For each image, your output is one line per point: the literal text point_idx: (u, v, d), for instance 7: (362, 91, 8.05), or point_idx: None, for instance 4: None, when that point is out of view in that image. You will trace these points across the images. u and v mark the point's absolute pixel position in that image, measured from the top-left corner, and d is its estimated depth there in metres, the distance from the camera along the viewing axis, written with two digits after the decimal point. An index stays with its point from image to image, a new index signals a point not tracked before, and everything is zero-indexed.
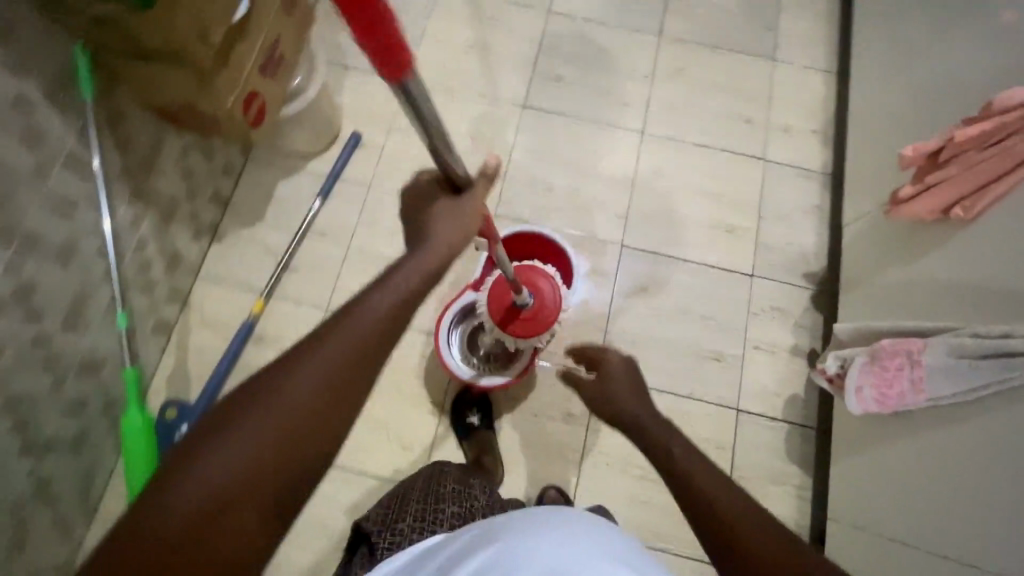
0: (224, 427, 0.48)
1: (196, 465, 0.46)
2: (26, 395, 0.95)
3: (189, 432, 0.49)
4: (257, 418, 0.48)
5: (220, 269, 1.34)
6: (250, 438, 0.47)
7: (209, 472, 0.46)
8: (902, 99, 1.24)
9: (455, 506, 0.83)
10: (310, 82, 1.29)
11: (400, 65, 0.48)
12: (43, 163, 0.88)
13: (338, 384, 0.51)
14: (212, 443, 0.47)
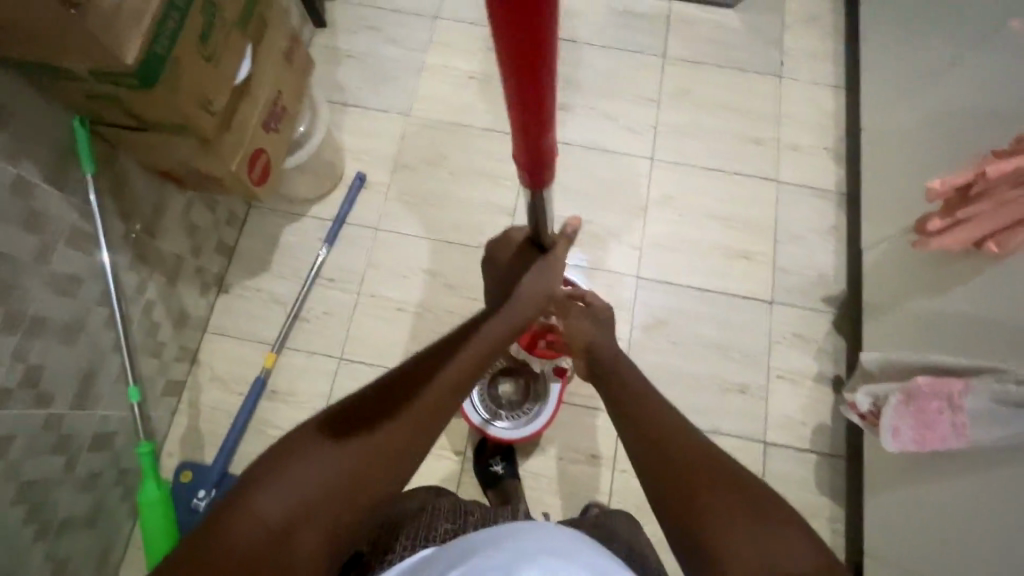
0: (298, 455, 0.55)
1: (286, 478, 0.53)
2: (38, 480, 0.91)
3: (277, 448, 0.56)
4: (327, 454, 0.55)
5: (229, 322, 1.31)
6: (315, 473, 0.54)
7: (297, 486, 0.53)
8: (914, 116, 1.21)
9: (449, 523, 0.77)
10: (313, 128, 1.25)
11: (542, 177, 0.57)
12: (46, 243, 0.85)
13: (403, 439, 0.58)
14: (281, 473, 0.54)
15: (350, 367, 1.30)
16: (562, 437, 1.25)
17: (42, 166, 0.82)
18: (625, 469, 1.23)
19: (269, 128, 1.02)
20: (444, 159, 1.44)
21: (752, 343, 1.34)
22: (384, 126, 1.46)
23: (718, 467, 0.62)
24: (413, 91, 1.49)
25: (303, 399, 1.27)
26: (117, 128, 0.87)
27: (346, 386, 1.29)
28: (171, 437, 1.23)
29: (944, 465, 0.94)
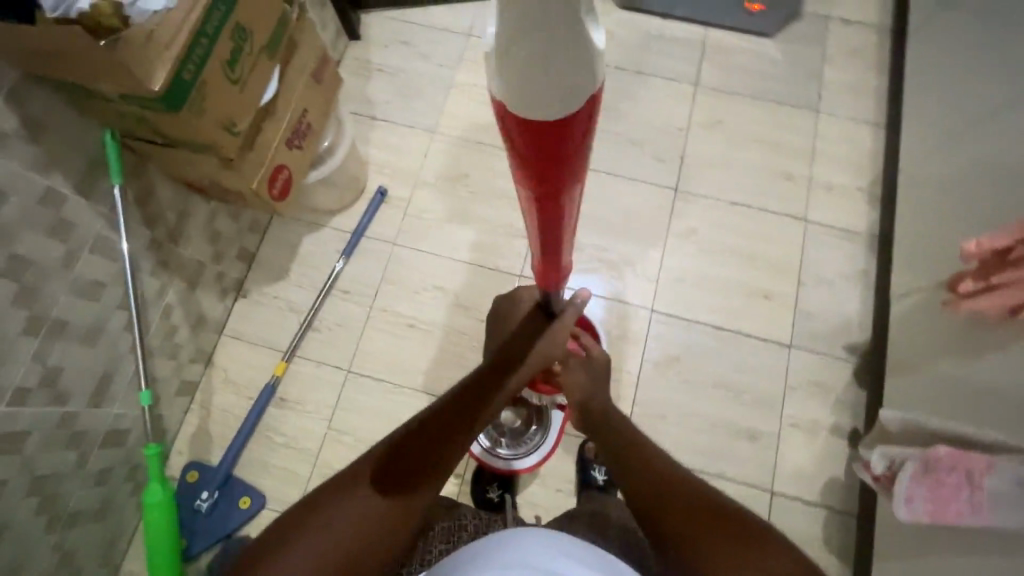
0: (334, 503, 0.62)
1: (326, 521, 0.61)
2: (50, 475, 0.95)
3: (315, 494, 0.64)
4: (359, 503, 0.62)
5: (245, 327, 1.34)
6: (350, 520, 0.62)
7: (335, 531, 0.61)
8: (954, 166, 1.15)
9: (445, 544, 0.82)
10: (337, 143, 1.26)
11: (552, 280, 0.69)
12: (72, 250, 0.88)
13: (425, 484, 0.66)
14: (320, 521, 0.61)
15: (357, 380, 1.31)
16: (562, 470, 1.23)
17: (72, 178, 0.86)
18: None
19: (292, 145, 1.04)
20: (465, 178, 1.45)
21: (766, 388, 1.30)
22: (408, 142, 1.47)
23: (693, 489, 0.67)
24: (440, 107, 1.50)
25: (310, 408, 1.29)
26: (145, 143, 0.91)
27: (352, 398, 1.30)
28: (181, 437, 1.26)
29: (959, 542, 0.89)
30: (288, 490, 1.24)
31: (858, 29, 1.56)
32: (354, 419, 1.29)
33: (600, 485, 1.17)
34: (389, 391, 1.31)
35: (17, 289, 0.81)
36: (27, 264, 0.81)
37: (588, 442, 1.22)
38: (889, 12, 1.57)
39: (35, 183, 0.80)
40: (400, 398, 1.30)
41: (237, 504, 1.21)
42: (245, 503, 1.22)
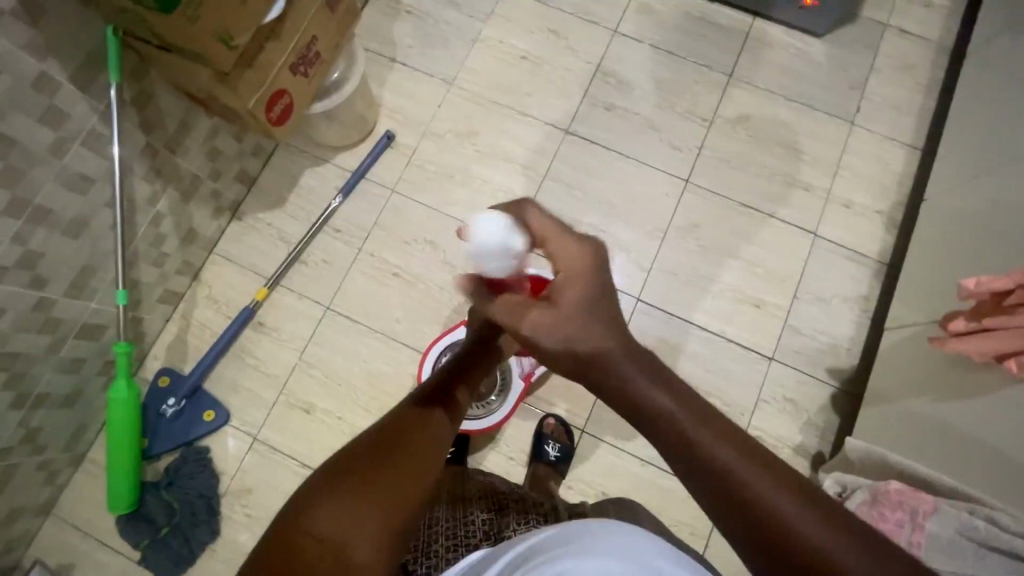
0: (355, 461, 0.54)
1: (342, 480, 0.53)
2: (21, 353, 0.99)
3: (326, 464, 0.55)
4: (378, 455, 0.54)
5: (235, 248, 1.35)
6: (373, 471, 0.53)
7: (353, 490, 0.52)
8: (978, 201, 1.09)
9: (486, 513, 0.80)
10: (348, 78, 1.24)
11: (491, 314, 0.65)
12: (62, 139, 0.89)
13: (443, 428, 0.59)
14: (342, 482, 0.52)
15: (334, 318, 1.32)
16: (518, 439, 1.25)
17: (68, 67, 0.86)
18: (571, 484, 1.23)
19: (297, 71, 1.02)
20: (474, 135, 1.42)
21: (737, 396, 1.28)
22: (424, 91, 1.44)
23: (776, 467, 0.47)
24: (462, 59, 1.46)
25: (285, 338, 1.31)
26: (146, 44, 0.91)
27: (327, 335, 1.32)
28: (159, 343, 1.30)
29: None
30: (252, 410, 1.28)
31: (915, 43, 1.47)
32: (326, 355, 1.31)
33: (551, 461, 1.20)
34: (363, 334, 1.32)
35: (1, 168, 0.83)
36: (13, 144, 0.83)
37: (549, 418, 1.24)
38: (951, 30, 1.47)
39: (27, 65, 0.80)
40: (373, 343, 1.31)
41: (201, 416, 1.26)
42: (208, 417, 1.26)
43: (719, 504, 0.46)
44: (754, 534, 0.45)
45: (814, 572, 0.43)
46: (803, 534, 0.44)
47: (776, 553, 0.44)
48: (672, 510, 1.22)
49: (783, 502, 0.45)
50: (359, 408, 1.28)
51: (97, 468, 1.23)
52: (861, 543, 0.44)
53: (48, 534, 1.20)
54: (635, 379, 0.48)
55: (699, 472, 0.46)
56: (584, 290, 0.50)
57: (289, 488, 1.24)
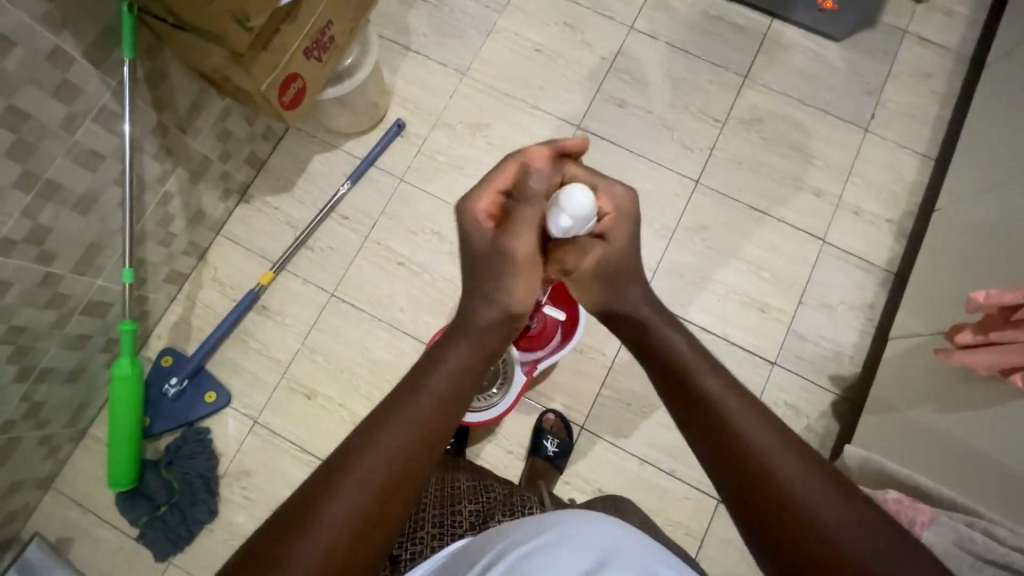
0: (347, 474, 0.51)
1: (333, 494, 0.50)
2: (27, 327, 0.99)
3: (313, 476, 0.52)
4: (371, 462, 0.51)
5: (241, 231, 1.35)
6: (365, 479, 0.51)
7: (346, 502, 0.49)
8: (991, 213, 1.08)
9: (473, 503, 0.80)
10: (361, 64, 1.24)
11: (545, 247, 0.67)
12: (74, 115, 0.89)
13: (436, 420, 0.56)
14: (333, 494, 0.50)
15: (339, 305, 1.33)
16: (517, 433, 1.26)
17: (83, 42, 0.86)
18: (569, 479, 1.23)
19: (311, 55, 1.02)
20: (485, 127, 1.41)
21: None
22: (437, 80, 1.43)
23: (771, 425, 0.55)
24: (476, 50, 1.45)
25: (289, 322, 1.31)
26: (161, 22, 0.90)
27: (330, 322, 1.32)
28: (163, 323, 1.30)
29: None
30: (253, 394, 1.28)
31: (933, 52, 1.45)
32: (329, 341, 1.31)
33: (549, 456, 1.21)
34: (366, 322, 1.32)
35: (13, 142, 0.83)
36: (26, 119, 0.83)
37: (549, 413, 1.25)
38: (971, 40, 1.46)
39: (42, 39, 0.80)
40: (376, 331, 1.31)
41: (204, 397, 1.26)
42: (210, 398, 1.26)
43: (702, 429, 0.57)
44: (748, 477, 0.53)
45: (776, 501, 0.51)
46: (770, 463, 0.53)
47: (762, 494, 0.52)
48: (668, 509, 1.22)
49: (759, 433, 0.54)
50: (360, 396, 1.29)
51: (98, 445, 1.24)
52: (841, 495, 0.51)
53: (47, 507, 1.21)
54: (655, 324, 0.65)
55: (689, 400, 0.59)
56: (626, 232, 0.68)
57: (288, 472, 1.25)
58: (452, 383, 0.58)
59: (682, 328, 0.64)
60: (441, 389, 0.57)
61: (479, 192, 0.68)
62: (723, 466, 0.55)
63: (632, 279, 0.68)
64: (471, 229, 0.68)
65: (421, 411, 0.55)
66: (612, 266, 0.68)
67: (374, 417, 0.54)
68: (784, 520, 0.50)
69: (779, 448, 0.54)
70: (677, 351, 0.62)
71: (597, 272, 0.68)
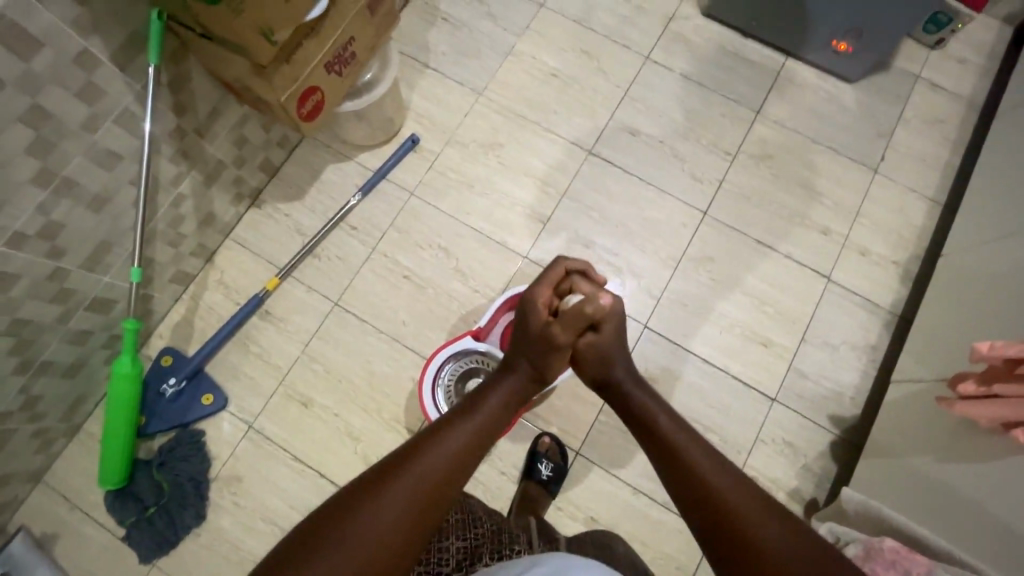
0: (388, 482, 0.57)
1: (379, 495, 0.56)
2: (31, 320, 1.00)
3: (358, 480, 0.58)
4: (410, 476, 0.58)
5: (250, 236, 1.36)
6: (404, 491, 0.57)
7: (389, 505, 0.55)
8: (999, 263, 1.08)
9: (461, 540, 0.79)
10: (380, 80, 1.26)
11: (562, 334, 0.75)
12: (96, 116, 0.91)
13: (467, 453, 0.63)
14: (375, 498, 0.56)
15: (342, 314, 1.33)
16: (512, 455, 1.24)
17: (110, 46, 0.88)
18: (561, 506, 1.22)
19: (332, 70, 1.04)
20: (498, 147, 1.43)
21: (736, 434, 1.27)
22: (453, 98, 1.45)
23: (741, 476, 0.62)
24: (493, 71, 1.47)
25: (290, 329, 1.32)
26: (189, 30, 0.92)
27: (332, 331, 1.32)
28: (166, 322, 1.30)
29: None
30: (250, 399, 1.28)
31: (945, 98, 1.47)
32: (329, 350, 1.31)
33: (543, 480, 1.20)
34: (368, 333, 1.32)
35: (34, 139, 0.84)
36: (49, 117, 0.84)
37: (544, 437, 1.24)
38: (983, 89, 1.48)
39: (72, 41, 0.82)
40: (377, 343, 1.31)
41: (200, 399, 1.26)
42: (207, 400, 1.26)
43: (676, 477, 0.64)
44: (720, 520, 0.58)
45: (746, 542, 0.56)
46: (738, 507, 0.58)
47: (733, 535, 0.57)
48: (660, 541, 1.21)
49: (725, 480, 0.61)
50: (357, 407, 1.28)
51: (92, 441, 1.24)
52: (804, 540, 0.56)
53: (35, 501, 1.20)
54: (634, 388, 0.76)
55: (666, 455, 0.66)
56: (617, 328, 0.78)
57: (280, 480, 1.24)
58: (480, 426, 0.66)
59: (657, 396, 0.74)
60: (471, 425, 0.66)
61: (537, 287, 0.80)
62: (698, 513, 0.60)
63: (620, 361, 0.77)
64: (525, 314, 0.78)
65: (456, 443, 0.63)
66: (607, 351, 0.77)
67: (415, 441, 0.62)
68: (751, 557, 0.55)
69: (745, 495, 0.59)
70: (656, 414, 0.71)
71: (591, 355, 0.78)
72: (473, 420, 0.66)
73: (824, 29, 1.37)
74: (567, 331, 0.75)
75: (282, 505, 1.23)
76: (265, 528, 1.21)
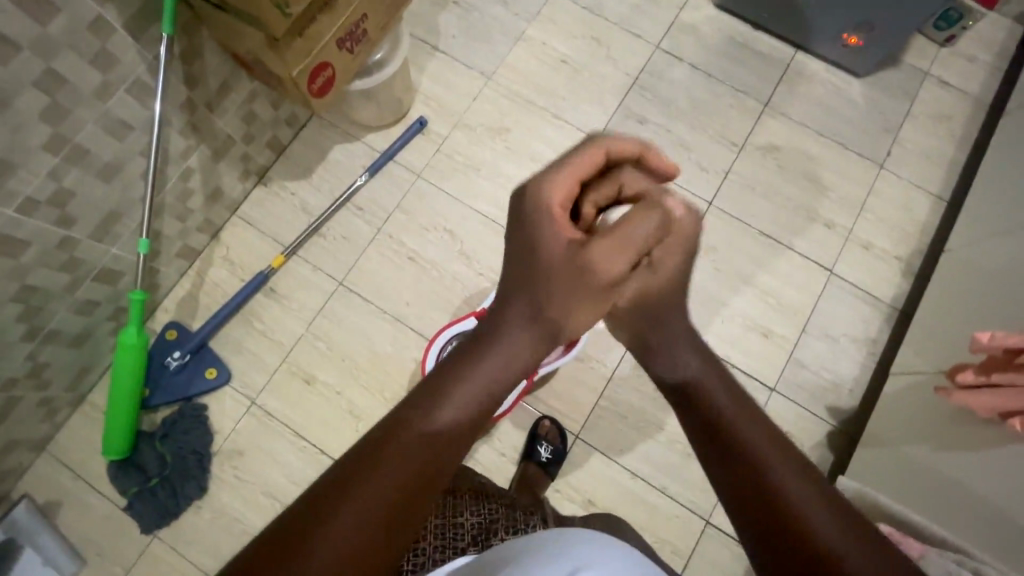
0: (334, 514, 0.39)
1: (316, 540, 0.38)
2: (40, 288, 1.00)
3: (286, 513, 0.39)
4: (362, 500, 0.39)
5: (256, 213, 1.37)
6: (357, 522, 0.39)
7: (334, 547, 0.38)
8: (1001, 257, 1.09)
9: (475, 516, 0.81)
10: (390, 60, 1.26)
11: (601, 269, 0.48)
12: (108, 84, 0.91)
13: (446, 449, 0.43)
14: (310, 544, 0.38)
15: (346, 294, 1.34)
16: (512, 437, 1.26)
17: (124, 13, 0.88)
18: (559, 488, 1.23)
19: (344, 46, 1.04)
20: (505, 132, 1.43)
21: None
22: (462, 81, 1.45)
23: (815, 476, 0.45)
24: (502, 55, 1.47)
25: (294, 307, 1.32)
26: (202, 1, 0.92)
27: (336, 310, 1.33)
28: (171, 296, 1.31)
29: None
30: (254, 375, 1.29)
31: (953, 96, 1.47)
32: (332, 329, 1.32)
33: (542, 462, 1.21)
34: (372, 313, 1.33)
35: (48, 104, 0.84)
36: (62, 84, 0.84)
37: (544, 420, 1.25)
38: (991, 87, 1.48)
39: (86, 8, 0.82)
40: (380, 324, 1.32)
41: (204, 373, 1.27)
42: (211, 374, 1.27)
43: (727, 471, 0.46)
44: (782, 540, 0.42)
45: (817, 573, 0.41)
46: (813, 530, 0.42)
47: (800, 564, 0.42)
48: (656, 525, 1.22)
49: (806, 493, 0.44)
50: (359, 385, 1.29)
51: (96, 412, 1.25)
52: (892, 570, 0.41)
53: (39, 470, 1.22)
54: (688, 353, 0.53)
55: (714, 441, 0.48)
56: (681, 254, 0.51)
57: (281, 456, 1.25)
58: (467, 407, 0.44)
59: (718, 364, 0.52)
60: (456, 404, 0.44)
61: (554, 176, 0.50)
62: (763, 538, 0.43)
63: (674, 308, 0.54)
64: (536, 225, 0.49)
65: (430, 443, 0.42)
66: (654, 297, 0.52)
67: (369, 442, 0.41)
68: None
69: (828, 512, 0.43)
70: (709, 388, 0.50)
71: (635, 300, 0.52)
72: (455, 400, 0.44)
73: (835, 22, 1.37)
74: (616, 253, 0.47)
75: (283, 480, 1.24)
76: (266, 502, 1.23)
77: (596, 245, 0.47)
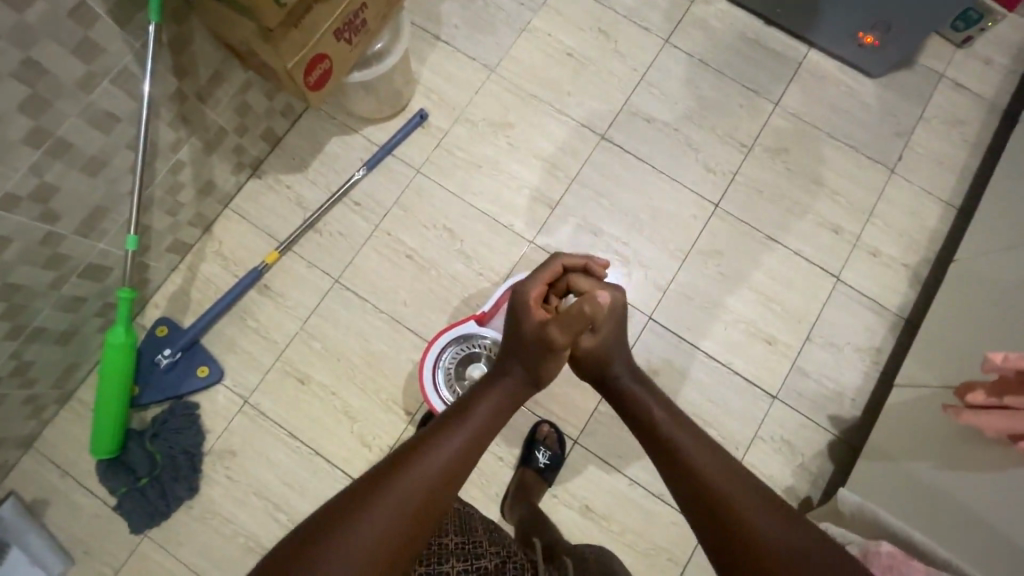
0: (400, 472, 0.57)
1: (390, 488, 0.56)
2: (23, 285, 0.97)
3: (364, 478, 0.57)
4: (417, 468, 0.58)
5: (250, 207, 1.33)
6: (416, 480, 0.57)
7: (402, 494, 0.56)
8: (1014, 270, 1.06)
9: (462, 563, 0.79)
10: (391, 51, 1.21)
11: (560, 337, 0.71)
12: (93, 74, 0.87)
13: (470, 447, 0.63)
14: (384, 492, 0.55)
15: (342, 292, 1.30)
16: (509, 442, 1.24)
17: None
18: (557, 494, 1.22)
19: (342, 37, 0.99)
20: (509, 127, 1.39)
21: (735, 430, 1.26)
22: (464, 74, 1.40)
23: (725, 456, 0.66)
24: (506, 47, 1.42)
25: (289, 304, 1.29)
26: None
27: (332, 308, 1.29)
28: (162, 292, 1.28)
29: None
30: (246, 373, 1.26)
31: (968, 99, 1.43)
32: (327, 327, 1.29)
33: (540, 468, 1.19)
34: (369, 311, 1.30)
35: (27, 95, 0.80)
36: (43, 74, 0.80)
37: (544, 424, 1.23)
38: (1007, 91, 1.44)
39: None
40: (377, 323, 1.29)
41: (196, 371, 1.24)
42: (202, 372, 1.24)
43: (665, 460, 0.67)
44: (702, 496, 0.62)
45: (724, 512, 0.60)
46: (722, 488, 0.62)
47: (714, 508, 0.60)
48: (654, 532, 1.21)
49: (713, 463, 0.64)
50: (354, 385, 1.27)
51: (83, 409, 1.22)
52: (776, 509, 0.60)
53: (25, 467, 1.19)
54: (633, 387, 0.77)
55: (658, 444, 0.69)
56: (613, 326, 0.77)
57: (273, 457, 1.23)
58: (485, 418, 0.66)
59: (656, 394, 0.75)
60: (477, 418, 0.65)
61: (530, 280, 0.78)
62: (691, 499, 0.62)
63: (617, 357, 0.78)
64: (518, 310, 0.75)
65: (463, 437, 0.63)
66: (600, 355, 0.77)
67: (422, 437, 0.61)
68: (725, 525, 0.59)
69: (740, 489, 0.62)
70: (654, 413, 0.72)
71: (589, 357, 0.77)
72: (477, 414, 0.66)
73: (850, 21, 1.33)
74: (565, 333, 0.70)
75: (274, 480, 1.22)
76: (258, 503, 1.21)
77: (552, 323, 0.70)
